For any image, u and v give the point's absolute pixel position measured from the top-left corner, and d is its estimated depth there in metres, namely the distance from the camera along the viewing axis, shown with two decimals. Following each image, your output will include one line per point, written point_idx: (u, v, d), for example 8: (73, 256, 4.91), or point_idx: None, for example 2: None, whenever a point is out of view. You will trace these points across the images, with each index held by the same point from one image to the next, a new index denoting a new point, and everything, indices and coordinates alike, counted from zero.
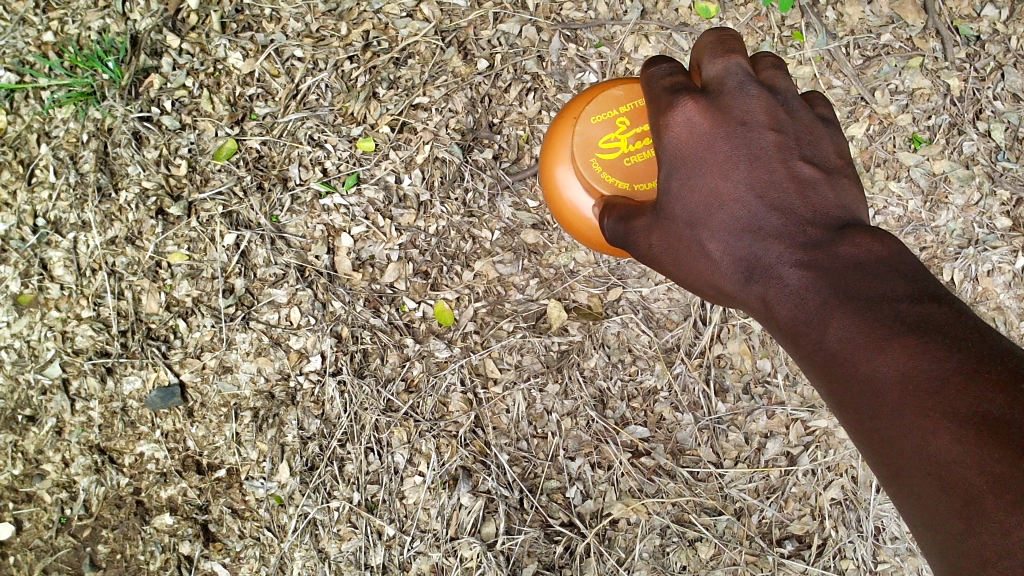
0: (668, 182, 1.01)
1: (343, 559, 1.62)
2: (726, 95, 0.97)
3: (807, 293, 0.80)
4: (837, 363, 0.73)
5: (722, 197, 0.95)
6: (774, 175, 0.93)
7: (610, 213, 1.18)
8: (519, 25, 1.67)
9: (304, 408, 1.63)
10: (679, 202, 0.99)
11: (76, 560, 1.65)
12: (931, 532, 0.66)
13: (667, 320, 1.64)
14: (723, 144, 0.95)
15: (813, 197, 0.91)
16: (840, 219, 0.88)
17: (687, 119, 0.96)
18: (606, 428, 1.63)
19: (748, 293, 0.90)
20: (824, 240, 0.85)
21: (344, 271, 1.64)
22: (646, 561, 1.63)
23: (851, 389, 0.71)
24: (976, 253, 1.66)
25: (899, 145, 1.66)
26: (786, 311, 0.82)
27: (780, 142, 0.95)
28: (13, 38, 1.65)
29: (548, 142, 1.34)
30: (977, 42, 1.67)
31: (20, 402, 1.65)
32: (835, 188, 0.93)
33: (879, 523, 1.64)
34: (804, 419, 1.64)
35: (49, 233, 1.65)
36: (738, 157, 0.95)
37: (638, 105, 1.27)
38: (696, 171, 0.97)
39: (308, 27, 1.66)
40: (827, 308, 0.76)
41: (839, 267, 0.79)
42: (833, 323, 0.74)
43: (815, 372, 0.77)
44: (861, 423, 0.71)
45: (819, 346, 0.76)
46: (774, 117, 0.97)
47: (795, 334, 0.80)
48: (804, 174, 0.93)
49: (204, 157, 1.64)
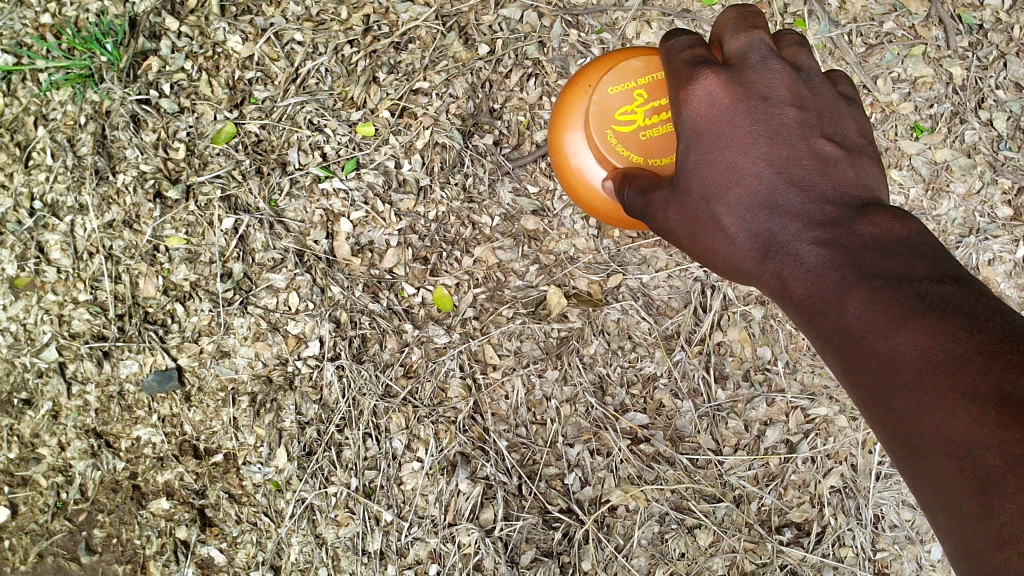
0: (686, 156, 1.01)
1: (340, 544, 1.62)
2: (747, 69, 0.98)
3: (826, 269, 0.80)
4: (855, 339, 0.73)
5: (740, 173, 0.94)
6: (793, 152, 0.93)
7: (628, 184, 1.17)
8: (520, 10, 1.66)
9: (302, 393, 1.62)
10: (696, 177, 0.99)
11: (72, 544, 1.65)
12: (947, 511, 0.65)
13: (667, 307, 1.64)
14: (742, 120, 0.95)
15: (830, 175, 0.91)
16: (858, 198, 0.88)
17: (706, 90, 0.97)
18: (606, 415, 1.62)
19: (762, 271, 0.90)
20: (842, 219, 0.84)
21: (343, 256, 1.63)
22: (645, 548, 1.62)
23: (868, 363, 0.71)
24: (977, 242, 1.65)
25: (901, 134, 1.66)
26: (802, 287, 0.82)
27: (800, 119, 0.95)
28: (11, 20, 1.63)
29: (562, 109, 1.33)
30: (980, 30, 1.67)
31: (17, 385, 1.64)
32: (854, 167, 0.93)
33: (879, 511, 1.64)
34: (804, 407, 1.63)
35: (46, 216, 1.64)
36: (758, 133, 0.95)
37: (657, 78, 1.25)
38: (714, 145, 0.97)
39: (308, 10, 1.65)
40: (847, 282, 0.76)
41: (858, 244, 0.79)
42: (852, 298, 0.74)
43: (830, 345, 0.77)
44: (876, 397, 0.71)
45: (836, 320, 0.76)
46: (795, 93, 0.97)
47: (811, 310, 0.80)
48: (824, 152, 0.93)
49: (202, 141, 1.63)
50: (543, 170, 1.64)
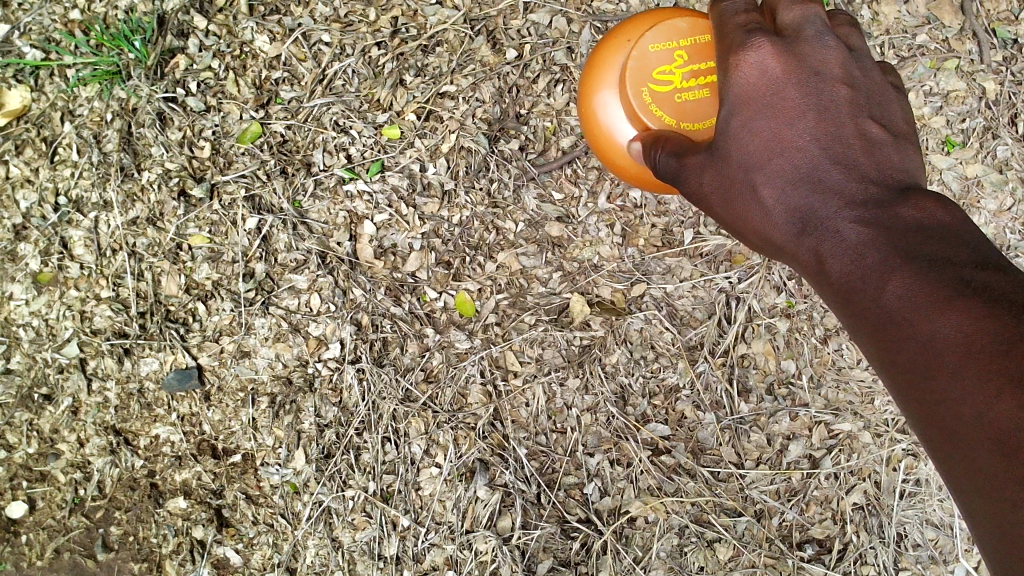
0: (726, 123, 0.98)
1: (357, 548, 1.61)
2: (801, 42, 0.96)
3: (868, 248, 0.78)
4: (898, 319, 0.72)
5: (783, 144, 0.93)
6: (840, 131, 0.92)
7: (659, 145, 1.13)
8: (549, 15, 1.64)
9: (322, 396, 1.61)
10: (734, 144, 0.97)
11: (89, 541, 1.65)
12: (978, 496, 0.65)
13: (691, 317, 1.62)
14: (791, 92, 0.94)
15: (874, 158, 0.90)
16: (899, 183, 0.87)
17: (759, 59, 0.95)
18: (627, 425, 1.61)
19: (798, 246, 0.88)
20: (884, 202, 0.83)
21: (366, 259, 1.63)
22: (663, 560, 1.61)
23: (911, 344, 0.70)
24: (1008, 258, 1.64)
25: (932, 147, 1.63)
26: (840, 265, 0.80)
27: (849, 98, 0.94)
28: (39, 15, 1.63)
29: (596, 64, 1.30)
30: (1014, 45, 1.65)
31: (37, 380, 1.64)
32: (900, 152, 0.92)
33: (902, 529, 1.63)
34: (828, 422, 1.62)
35: (70, 212, 1.64)
36: (806, 107, 0.93)
37: (700, 43, 1.22)
38: (759, 115, 0.95)
39: (336, 11, 1.64)
40: (893, 266, 0.74)
41: (902, 226, 0.78)
42: (895, 279, 0.73)
43: (867, 322, 0.75)
44: (914, 377, 0.69)
45: (878, 299, 0.74)
46: (846, 72, 0.96)
47: (850, 285, 0.78)
48: (871, 134, 0.92)
49: (228, 140, 1.63)
50: (569, 177, 1.63)
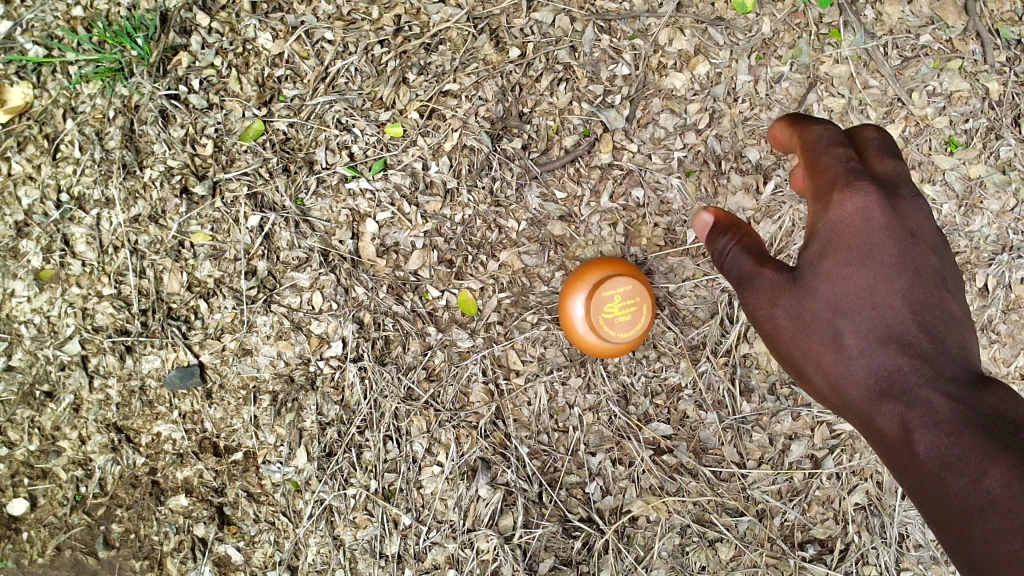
0: (817, 266, 1.13)
1: (358, 546, 1.61)
2: (903, 204, 1.12)
3: (952, 424, 0.95)
4: (973, 490, 0.88)
5: (875, 304, 1.09)
6: (926, 301, 1.08)
7: (735, 238, 1.23)
8: (553, 14, 1.63)
9: (324, 394, 1.61)
10: (824, 289, 1.12)
11: (90, 538, 1.65)
12: None
13: (693, 317, 1.62)
14: (890, 248, 1.10)
15: (946, 346, 1.06)
16: (970, 376, 1.03)
17: (866, 206, 1.09)
18: (629, 425, 1.61)
19: (876, 409, 1.05)
20: (964, 394, 1.00)
21: (368, 257, 1.62)
22: (664, 560, 1.61)
23: (979, 510, 0.87)
24: (1010, 259, 1.64)
25: (935, 148, 1.64)
26: (925, 434, 0.97)
27: (935, 270, 1.11)
28: (42, 11, 1.63)
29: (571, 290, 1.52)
30: (1017, 45, 1.65)
31: (38, 377, 1.64)
32: (965, 341, 1.08)
33: (903, 529, 1.63)
34: (830, 422, 1.61)
35: (72, 209, 1.63)
36: (897, 274, 1.09)
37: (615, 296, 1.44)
38: (849, 261, 1.10)
39: (338, 9, 1.63)
40: (977, 448, 0.90)
41: (978, 416, 0.95)
42: (989, 467, 0.88)
43: (941, 479, 0.92)
44: (968, 530, 0.88)
45: (957, 468, 0.91)
46: (931, 245, 1.13)
47: (928, 455, 0.95)
48: (949, 320, 1.08)
49: (230, 138, 1.63)
50: (571, 176, 1.64)
